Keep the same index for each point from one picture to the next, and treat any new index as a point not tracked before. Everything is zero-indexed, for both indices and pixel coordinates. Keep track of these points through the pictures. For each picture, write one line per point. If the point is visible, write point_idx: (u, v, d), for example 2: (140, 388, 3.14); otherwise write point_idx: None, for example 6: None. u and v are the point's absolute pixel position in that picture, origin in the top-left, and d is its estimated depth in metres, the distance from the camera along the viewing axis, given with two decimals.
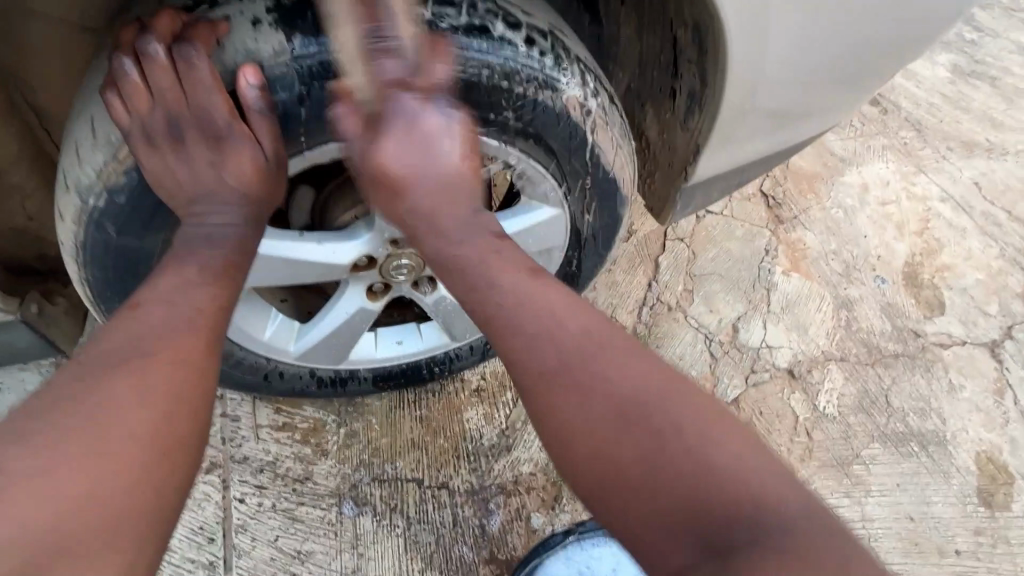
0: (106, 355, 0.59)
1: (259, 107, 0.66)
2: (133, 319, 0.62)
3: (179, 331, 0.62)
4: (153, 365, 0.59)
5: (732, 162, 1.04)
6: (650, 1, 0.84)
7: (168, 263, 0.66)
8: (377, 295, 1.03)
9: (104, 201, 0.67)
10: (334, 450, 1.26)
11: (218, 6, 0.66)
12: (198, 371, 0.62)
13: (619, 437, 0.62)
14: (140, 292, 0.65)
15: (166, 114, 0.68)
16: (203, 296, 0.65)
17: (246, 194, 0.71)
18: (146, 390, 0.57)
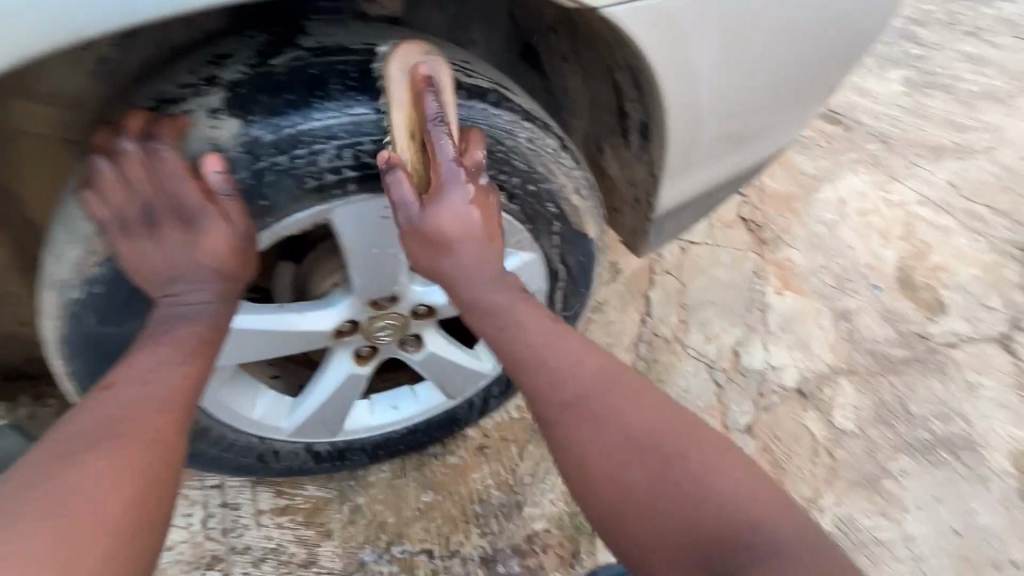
0: (81, 436, 0.58)
1: (225, 190, 0.66)
2: (111, 398, 0.61)
3: (154, 409, 0.62)
4: (128, 443, 0.58)
5: (694, 190, 1.08)
6: (588, 52, 0.88)
7: (142, 343, 0.66)
8: (363, 360, 1.03)
9: (81, 293, 0.67)
10: (338, 528, 1.22)
11: (179, 99, 0.66)
12: (172, 449, 0.61)
13: (632, 474, 0.68)
14: (118, 370, 0.65)
15: (143, 205, 0.66)
16: (177, 375, 0.65)
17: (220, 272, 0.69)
18: (120, 469, 0.56)
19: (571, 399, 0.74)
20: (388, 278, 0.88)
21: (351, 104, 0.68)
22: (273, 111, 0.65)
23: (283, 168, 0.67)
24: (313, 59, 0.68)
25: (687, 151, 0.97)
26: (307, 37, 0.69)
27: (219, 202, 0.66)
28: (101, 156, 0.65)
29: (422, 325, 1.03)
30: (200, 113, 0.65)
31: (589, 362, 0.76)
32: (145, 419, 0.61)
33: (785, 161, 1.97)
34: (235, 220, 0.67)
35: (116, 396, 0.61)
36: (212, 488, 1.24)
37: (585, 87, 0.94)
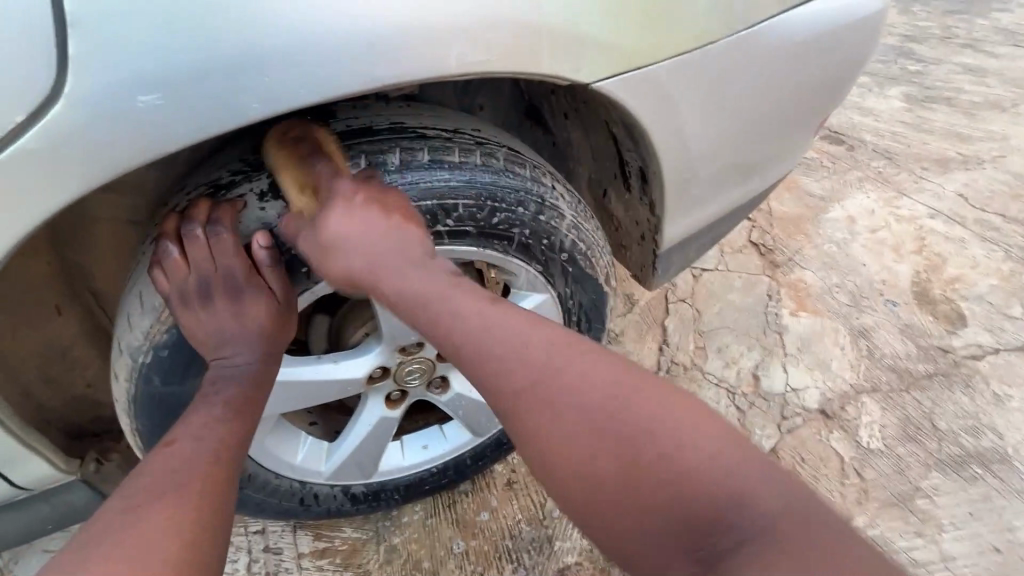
0: (140, 495, 0.61)
1: (270, 263, 0.75)
2: (167, 458, 0.66)
3: (208, 464, 0.67)
4: (190, 493, 0.63)
5: (697, 224, 1.13)
6: (585, 110, 0.98)
7: (198, 403, 0.73)
8: (394, 403, 1.09)
9: (151, 356, 0.76)
10: (375, 568, 1.26)
11: (233, 186, 0.75)
12: (224, 498, 0.65)
13: (604, 463, 0.58)
14: (175, 429, 0.71)
15: (199, 278, 0.74)
16: (229, 431, 0.71)
17: (264, 336, 0.77)
18: (182, 517, 0.60)
19: (508, 389, 0.64)
20: (415, 326, 0.95)
21: (378, 178, 0.77)
22: (312, 189, 0.75)
23: None
24: (343, 142, 0.77)
25: (686, 191, 1.04)
26: (337, 121, 0.79)
27: (265, 274, 0.75)
28: (170, 240, 0.73)
29: (447, 367, 1.09)
30: (251, 197, 0.75)
31: (533, 336, 0.67)
32: (202, 473, 0.65)
33: (791, 184, 2.02)
34: (278, 288, 0.76)
35: (177, 449, 0.67)
36: (256, 533, 1.30)
37: (586, 140, 1.03)
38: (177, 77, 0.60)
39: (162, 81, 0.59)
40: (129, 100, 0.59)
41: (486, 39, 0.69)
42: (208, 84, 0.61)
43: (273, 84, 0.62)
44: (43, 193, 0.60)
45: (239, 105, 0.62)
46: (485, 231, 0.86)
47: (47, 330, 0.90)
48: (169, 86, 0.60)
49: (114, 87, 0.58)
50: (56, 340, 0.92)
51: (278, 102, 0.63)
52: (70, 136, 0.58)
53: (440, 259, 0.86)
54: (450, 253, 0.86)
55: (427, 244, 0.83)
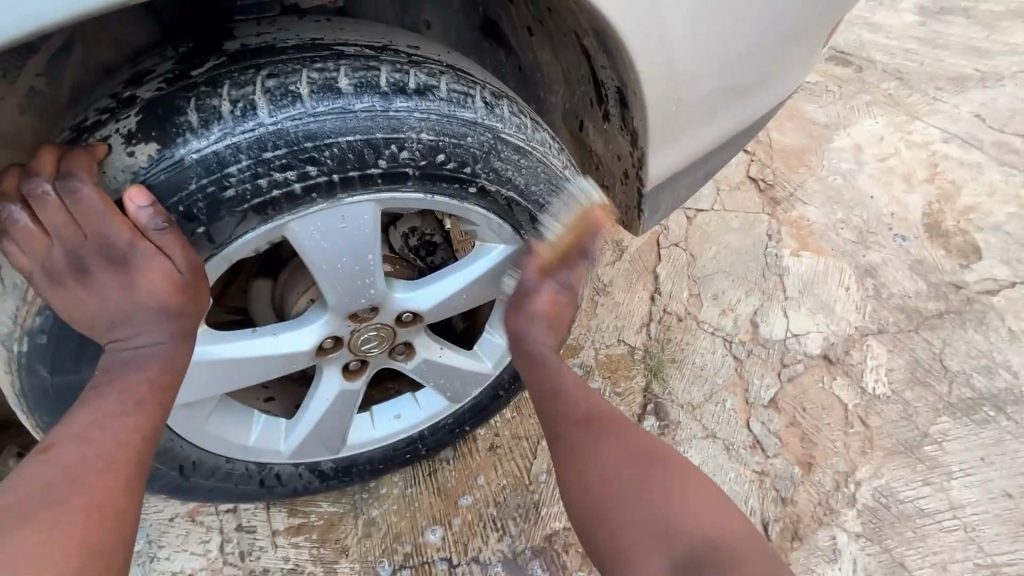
0: (3, 515, 0.53)
1: (154, 223, 0.60)
2: (44, 465, 0.56)
3: (92, 477, 0.57)
4: (65, 516, 0.54)
5: (688, 156, 0.98)
6: (547, 19, 0.81)
7: (86, 398, 0.61)
8: (354, 374, 0.99)
9: (29, 344, 0.64)
10: (354, 543, 1.19)
11: (97, 128, 0.60)
12: (114, 515, 0.56)
13: (621, 480, 0.72)
14: (58, 429, 0.60)
15: (67, 250, 0.59)
16: (122, 432, 0.60)
17: (166, 308, 0.63)
18: (52, 548, 0.52)
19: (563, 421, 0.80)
20: (362, 289, 0.83)
21: (281, 109, 0.61)
22: (197, 126, 0.60)
23: (216, 188, 0.62)
24: (234, 65, 0.62)
25: (673, 115, 0.88)
26: (232, 40, 0.63)
27: (153, 237, 0.60)
28: (12, 203, 0.57)
29: (410, 333, 0.97)
30: (118, 140, 0.59)
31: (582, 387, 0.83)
32: (84, 488, 0.56)
33: (793, 112, 1.84)
34: (175, 252, 0.62)
35: (60, 453, 0.57)
36: (227, 512, 1.23)
37: (553, 60, 0.87)
38: None
39: None
40: None
41: None
42: None
43: None
44: None
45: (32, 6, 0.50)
46: (428, 172, 0.71)
47: None
48: None
49: None
50: None
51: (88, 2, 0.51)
52: None
53: (380, 209, 0.72)
54: (389, 202, 0.71)
55: (355, 192, 0.68)
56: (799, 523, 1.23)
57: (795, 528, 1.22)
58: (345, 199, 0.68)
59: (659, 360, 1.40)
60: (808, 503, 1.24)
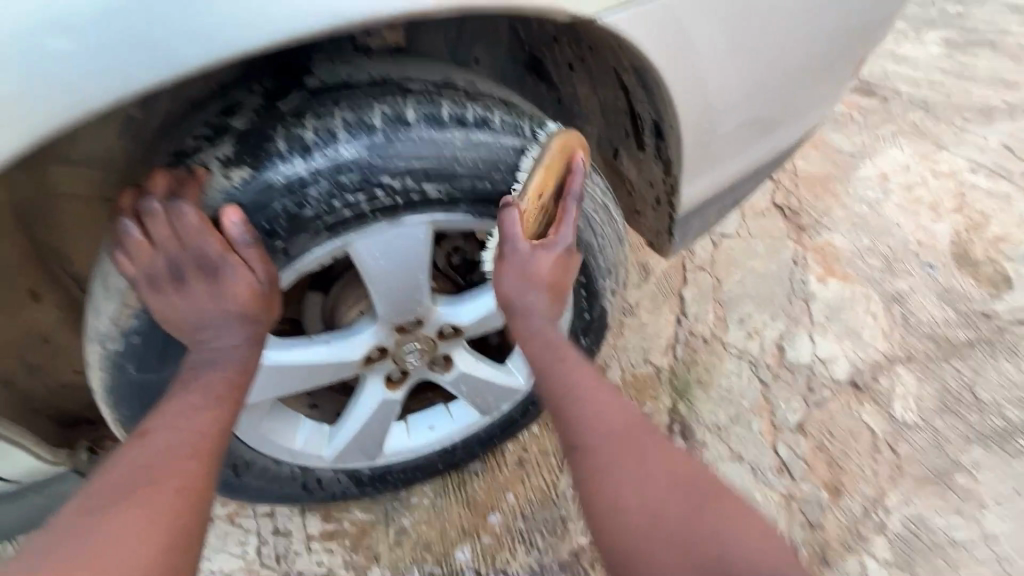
0: (104, 490, 0.60)
1: (243, 239, 0.68)
2: (138, 449, 0.64)
3: (179, 458, 0.64)
4: (155, 491, 0.60)
5: (718, 184, 1.03)
6: (591, 58, 0.87)
7: (174, 392, 0.69)
8: (396, 384, 1.04)
9: (124, 343, 0.71)
10: (386, 551, 1.23)
11: (196, 154, 0.68)
12: (194, 494, 0.62)
13: (638, 496, 0.68)
14: (150, 419, 0.68)
15: (168, 261, 0.68)
16: (202, 421, 0.67)
17: (244, 316, 0.71)
18: (146, 517, 0.58)
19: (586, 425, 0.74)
20: (412, 303, 0.89)
21: (355, 138, 0.68)
22: (283, 152, 0.67)
23: (297, 207, 0.69)
24: (316, 99, 0.69)
25: (705, 147, 0.93)
26: (311, 77, 0.71)
27: (241, 251, 0.68)
28: (127, 217, 0.67)
29: (450, 346, 1.03)
30: (216, 165, 0.67)
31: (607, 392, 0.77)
32: (171, 468, 0.63)
33: (818, 141, 1.88)
34: (257, 266, 0.69)
35: (152, 440, 0.65)
36: (264, 516, 1.27)
37: (593, 94, 0.93)
38: (99, 25, 0.53)
39: (101, 30, 0.54)
40: (48, 52, 0.53)
41: None
42: (133, 31, 0.54)
43: (225, 28, 0.56)
44: None
45: (170, 54, 0.56)
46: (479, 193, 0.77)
47: (21, 316, 0.85)
48: (107, 33, 0.54)
49: (38, 35, 0.52)
50: (39, 330, 0.87)
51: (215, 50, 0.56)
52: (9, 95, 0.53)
53: (435, 229, 0.79)
54: (443, 223, 0.78)
55: (415, 212, 0.75)
56: (828, 549, 1.22)
57: (823, 553, 1.22)
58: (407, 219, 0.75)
59: (685, 381, 1.42)
60: (836, 528, 1.24)
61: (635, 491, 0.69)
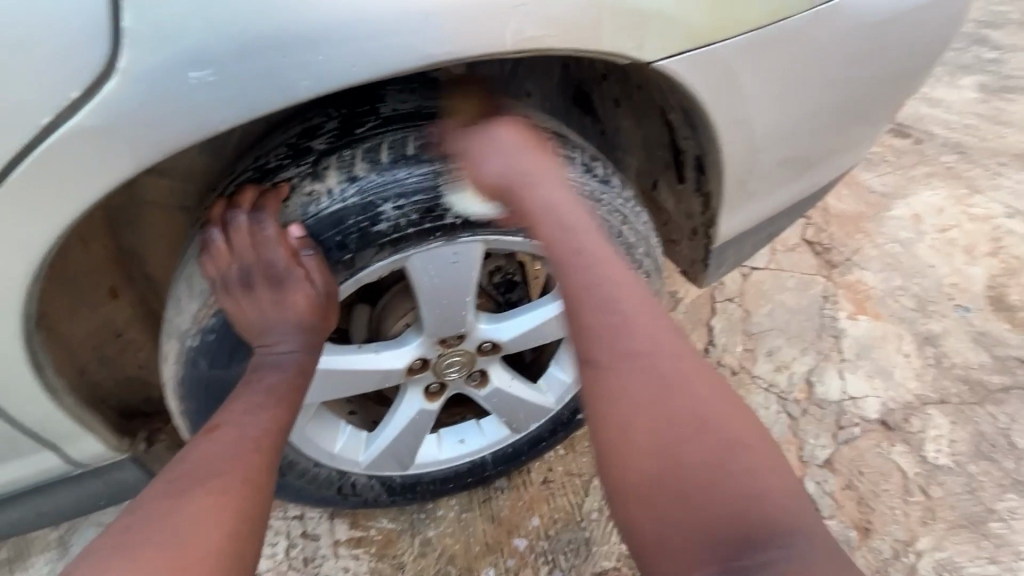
0: (180, 479, 0.64)
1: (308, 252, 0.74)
2: (205, 444, 0.68)
3: (244, 456, 0.68)
4: (224, 481, 0.64)
5: (756, 217, 1.06)
6: (639, 95, 0.93)
7: (241, 389, 0.75)
8: (435, 395, 1.08)
9: (199, 340, 0.77)
10: (410, 561, 1.25)
11: (278, 170, 0.74)
12: (258, 488, 0.66)
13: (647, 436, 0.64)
14: (219, 415, 0.73)
15: (241, 269, 0.75)
16: (267, 418, 0.72)
17: (302, 323, 0.78)
18: (213, 511, 0.61)
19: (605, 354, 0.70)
20: (459, 317, 0.93)
21: (422, 163, 0.75)
22: (358, 172, 0.73)
23: (368, 224, 0.74)
24: (390, 125, 0.75)
25: (746, 181, 0.97)
26: (384, 105, 0.77)
27: (304, 264, 0.74)
28: (215, 227, 0.74)
29: (488, 361, 1.07)
30: (297, 182, 0.73)
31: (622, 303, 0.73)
32: (235, 464, 0.66)
33: (851, 180, 1.90)
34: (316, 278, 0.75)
35: (222, 435, 0.69)
36: (294, 518, 1.30)
37: (638, 127, 0.99)
38: (230, 53, 0.59)
39: (215, 61, 0.58)
40: (182, 77, 0.58)
41: (542, 14, 0.66)
42: (254, 61, 0.59)
43: (325, 63, 0.61)
44: (97, 172, 0.60)
45: (274, 84, 0.61)
46: None
47: (100, 312, 0.91)
48: (220, 63, 0.59)
49: (162, 64, 0.57)
50: (112, 325, 0.94)
51: (327, 80, 0.61)
52: (125, 116, 0.58)
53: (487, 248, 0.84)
54: (496, 242, 0.83)
55: (472, 231, 0.80)
56: None
57: None
58: (463, 238, 0.80)
59: None
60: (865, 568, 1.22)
61: (665, 419, 0.65)
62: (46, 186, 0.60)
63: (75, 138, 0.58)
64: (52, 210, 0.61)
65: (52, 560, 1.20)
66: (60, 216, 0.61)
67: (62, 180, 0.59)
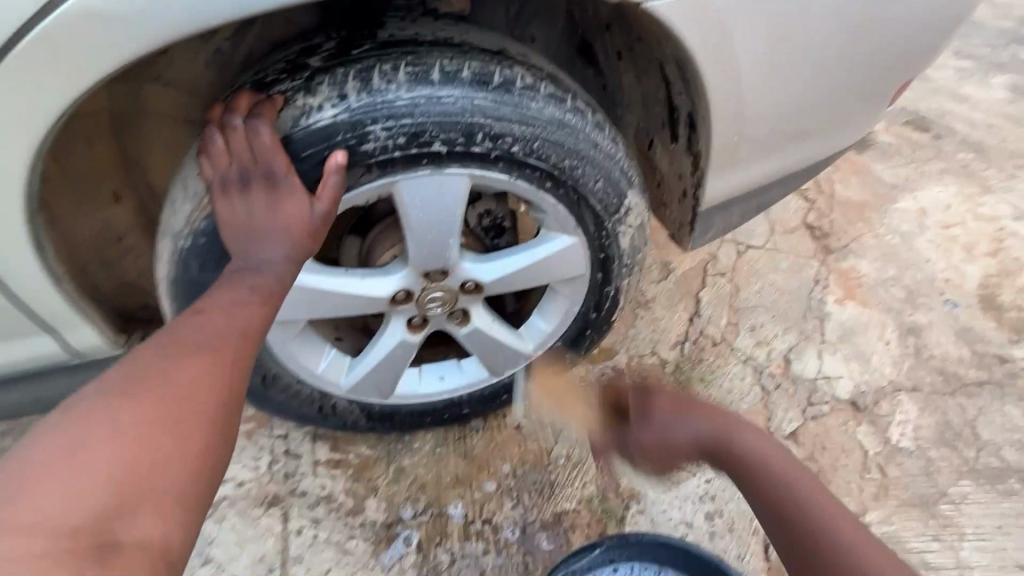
0: (170, 348, 0.65)
1: (331, 179, 0.77)
2: (193, 323, 0.69)
3: (231, 335, 0.69)
4: (216, 358, 0.66)
5: (744, 184, 1.08)
6: (637, 47, 0.94)
7: (226, 280, 0.75)
8: (416, 329, 1.12)
9: (190, 242, 0.81)
10: (384, 486, 1.30)
11: (277, 84, 0.79)
12: (245, 369, 0.68)
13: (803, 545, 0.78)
14: (203, 299, 0.73)
15: (240, 167, 0.77)
16: (252, 309, 0.73)
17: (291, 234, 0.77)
18: (208, 378, 0.64)
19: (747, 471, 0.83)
20: (442, 252, 0.96)
21: (411, 87, 0.78)
22: (351, 90, 0.77)
23: (356, 142, 0.79)
24: (385, 49, 0.79)
25: (735, 145, 0.98)
26: (383, 30, 0.81)
27: (324, 186, 0.78)
28: (214, 128, 0.77)
29: (470, 301, 1.10)
30: (292, 95, 0.78)
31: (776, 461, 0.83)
32: (225, 343, 0.68)
33: (862, 168, 1.88)
34: (323, 198, 0.78)
35: (209, 315, 0.70)
36: (278, 437, 1.35)
37: (636, 83, 1.00)
38: None
39: None
40: None
41: None
42: None
43: None
44: (94, 54, 0.64)
45: None
46: (516, 152, 0.85)
47: (103, 214, 0.96)
48: None
49: None
50: (114, 229, 0.99)
51: None
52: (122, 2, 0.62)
53: (471, 183, 0.87)
54: (481, 179, 0.87)
55: (456, 163, 0.84)
56: None
57: None
58: (448, 169, 0.84)
59: (688, 377, 1.47)
60: None
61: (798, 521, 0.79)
62: (55, 74, 0.65)
63: (72, 19, 0.62)
64: (56, 93, 0.66)
65: None
66: (60, 95, 0.66)
67: (62, 59, 0.64)
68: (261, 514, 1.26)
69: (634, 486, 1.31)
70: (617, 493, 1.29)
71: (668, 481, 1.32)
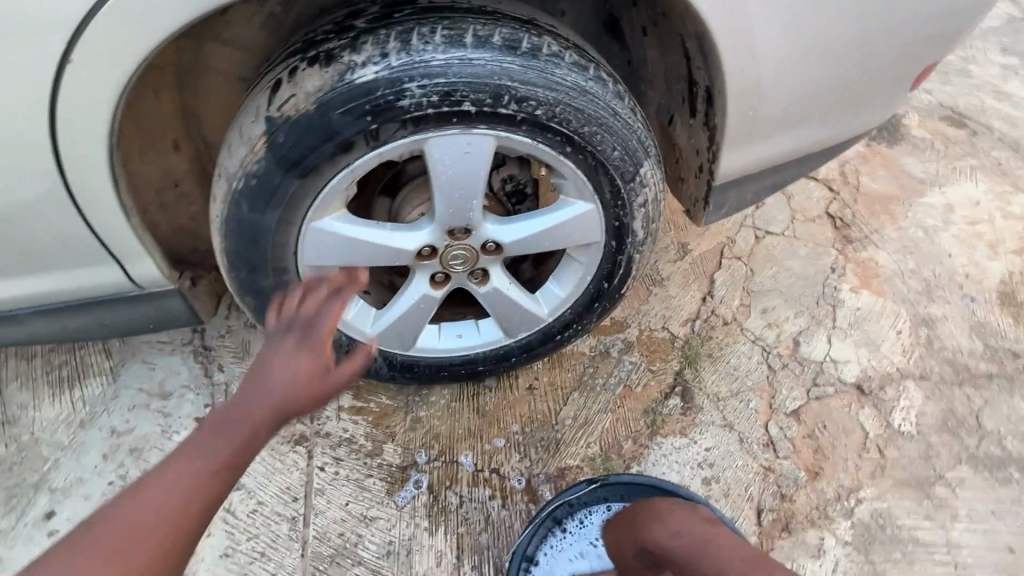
0: (210, 432, 0.69)
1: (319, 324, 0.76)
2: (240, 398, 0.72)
3: (256, 418, 0.71)
4: (229, 443, 0.69)
5: (760, 160, 1.12)
6: (660, 22, 0.99)
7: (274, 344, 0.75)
8: (438, 284, 1.19)
9: (243, 183, 0.93)
10: (401, 433, 1.39)
11: (327, 43, 0.88)
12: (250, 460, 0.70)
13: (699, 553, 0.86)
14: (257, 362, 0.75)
15: (303, 119, 0.88)
16: (287, 383, 0.73)
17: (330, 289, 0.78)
18: (216, 468, 0.67)
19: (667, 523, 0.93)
20: (466, 210, 1.03)
21: (446, 49, 0.87)
22: (393, 50, 0.86)
23: (394, 98, 0.87)
24: (425, 15, 0.89)
25: (751, 119, 1.03)
26: None
27: (321, 314, 0.76)
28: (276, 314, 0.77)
29: (490, 261, 1.17)
30: (339, 53, 0.87)
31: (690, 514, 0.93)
32: (250, 427, 0.70)
33: (889, 161, 1.87)
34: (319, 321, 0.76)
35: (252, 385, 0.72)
36: None
37: (660, 59, 1.04)
38: None
39: None
40: None
41: None
42: None
43: None
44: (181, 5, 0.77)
45: None
46: (539, 114, 0.93)
47: (165, 160, 1.06)
48: None
49: None
50: (173, 178, 1.09)
51: None
52: None
53: (496, 144, 0.95)
54: (506, 139, 0.95)
55: (483, 123, 0.92)
56: (792, 519, 1.30)
57: (786, 521, 1.30)
58: (476, 128, 0.92)
59: (696, 352, 1.51)
60: (805, 504, 1.31)
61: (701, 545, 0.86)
62: (148, 20, 0.77)
63: None
64: (146, 36, 0.78)
65: (105, 382, 1.43)
66: (149, 38, 0.78)
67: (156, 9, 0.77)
68: (289, 450, 1.36)
69: (636, 449, 1.38)
70: (619, 455, 1.37)
71: (669, 446, 1.38)
